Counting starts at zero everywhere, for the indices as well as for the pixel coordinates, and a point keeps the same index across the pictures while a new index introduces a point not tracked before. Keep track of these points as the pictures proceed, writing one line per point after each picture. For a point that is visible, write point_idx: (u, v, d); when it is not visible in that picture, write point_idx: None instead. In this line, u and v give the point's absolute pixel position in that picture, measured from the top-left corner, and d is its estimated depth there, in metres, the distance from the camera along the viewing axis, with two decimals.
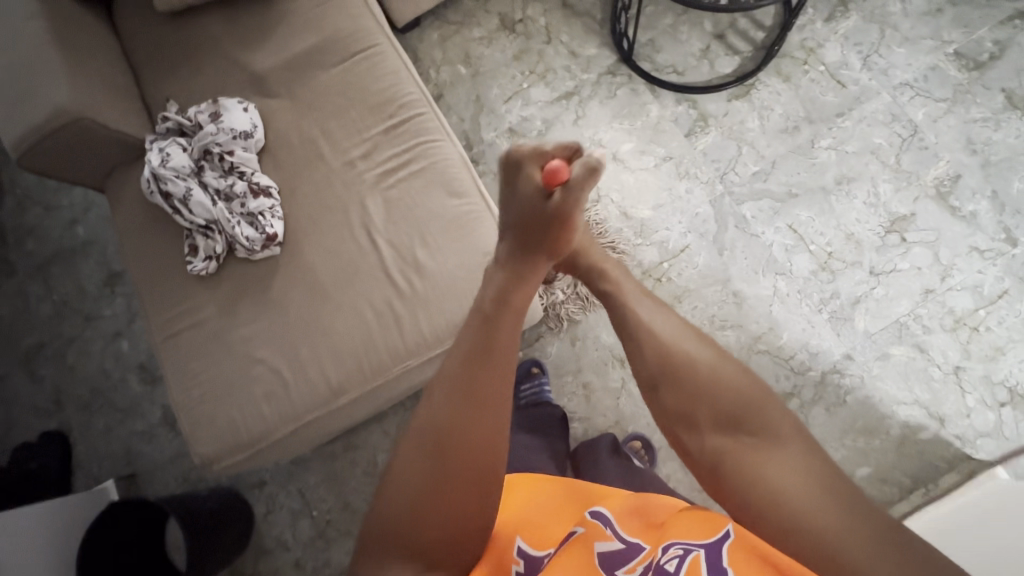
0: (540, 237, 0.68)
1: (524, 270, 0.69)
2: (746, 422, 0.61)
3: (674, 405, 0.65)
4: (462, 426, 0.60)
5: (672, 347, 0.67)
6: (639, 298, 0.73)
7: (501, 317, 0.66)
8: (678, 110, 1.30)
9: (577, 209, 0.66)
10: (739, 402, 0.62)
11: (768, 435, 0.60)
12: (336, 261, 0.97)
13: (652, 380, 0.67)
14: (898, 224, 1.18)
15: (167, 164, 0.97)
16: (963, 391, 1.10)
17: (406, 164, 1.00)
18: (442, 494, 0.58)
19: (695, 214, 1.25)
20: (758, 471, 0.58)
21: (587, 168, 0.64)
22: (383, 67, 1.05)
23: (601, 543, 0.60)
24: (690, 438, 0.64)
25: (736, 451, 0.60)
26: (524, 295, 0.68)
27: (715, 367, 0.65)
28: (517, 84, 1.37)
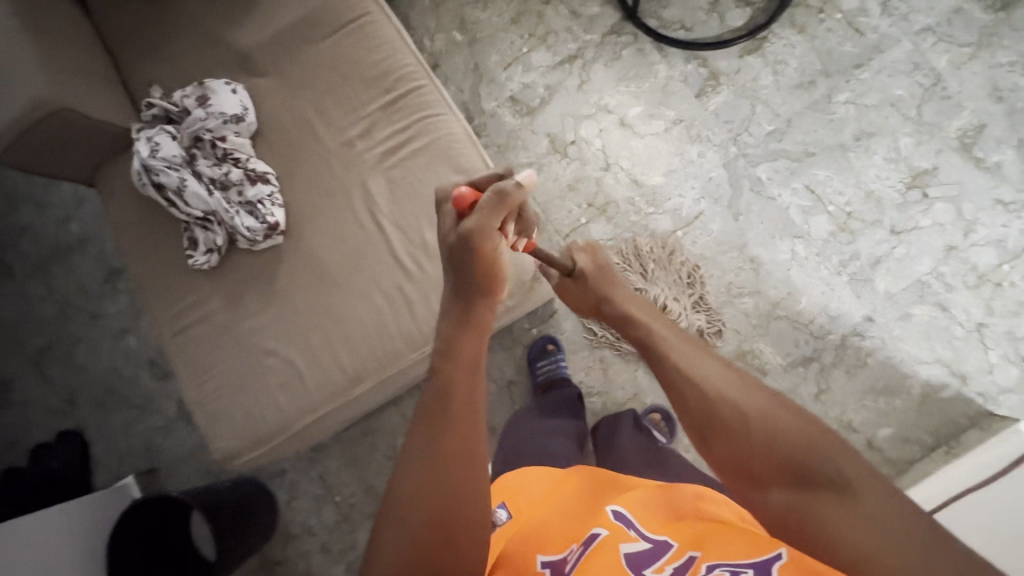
0: (470, 273, 0.63)
1: (465, 316, 0.64)
2: (819, 472, 0.48)
3: (722, 453, 0.54)
4: (444, 454, 0.55)
5: (715, 391, 0.57)
6: (677, 341, 0.64)
7: (452, 371, 0.60)
8: (687, 70, 1.24)
9: (488, 237, 0.60)
10: (804, 447, 0.50)
11: (854, 492, 0.46)
12: (342, 246, 0.94)
13: (696, 430, 0.57)
14: (919, 179, 1.14)
15: (158, 154, 0.91)
16: (986, 347, 1.09)
17: (408, 141, 0.95)
18: (428, 552, 0.50)
19: (707, 179, 1.20)
20: (843, 536, 0.44)
21: (490, 193, 0.59)
22: (377, 37, 0.98)
23: (625, 544, 0.56)
24: (750, 493, 0.51)
25: (809, 507, 0.47)
26: (471, 350, 0.62)
27: (767, 409, 0.54)
28: (517, 49, 1.30)
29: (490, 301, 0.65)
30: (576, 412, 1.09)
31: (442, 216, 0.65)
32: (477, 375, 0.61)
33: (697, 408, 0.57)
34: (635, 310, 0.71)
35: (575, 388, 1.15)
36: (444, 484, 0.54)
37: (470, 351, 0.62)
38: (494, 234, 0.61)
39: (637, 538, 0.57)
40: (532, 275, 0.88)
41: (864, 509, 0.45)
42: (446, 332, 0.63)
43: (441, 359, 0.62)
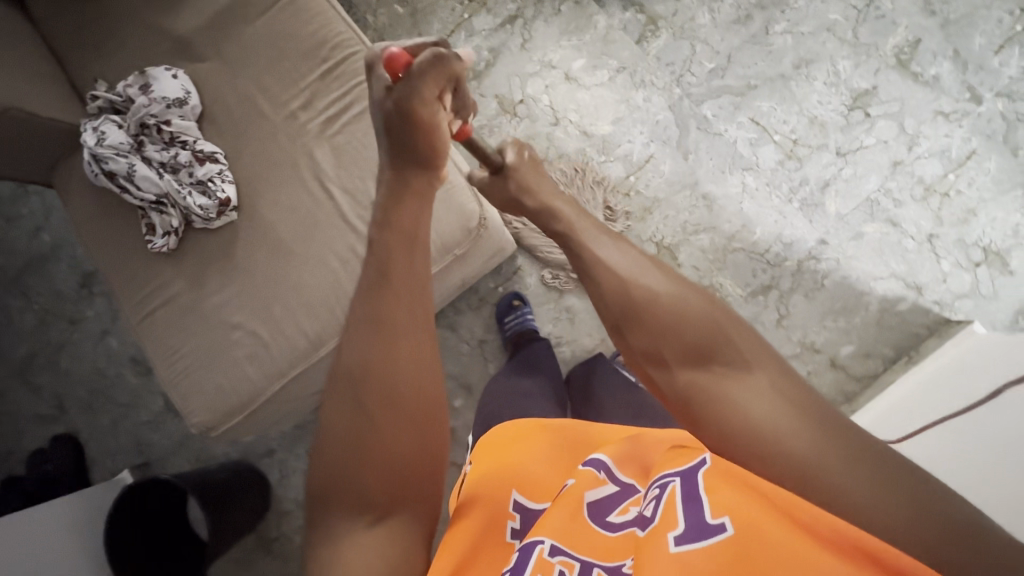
0: (406, 141, 0.62)
1: (401, 184, 0.63)
2: (723, 353, 0.49)
3: (636, 342, 0.53)
4: (383, 309, 0.55)
5: (625, 279, 0.56)
6: (593, 234, 0.62)
7: (388, 242, 0.59)
8: (626, 17, 1.25)
9: (427, 105, 0.61)
10: (715, 331, 0.50)
11: (755, 371, 0.47)
12: (294, 216, 0.97)
13: (612, 321, 0.56)
14: (860, 100, 1.15)
15: (105, 143, 0.94)
16: (938, 257, 1.11)
17: (349, 107, 0.98)
18: (380, 406, 0.51)
19: (655, 122, 1.22)
20: (745, 416, 0.44)
21: (427, 53, 0.58)
22: (309, 9, 1.01)
23: (589, 492, 0.52)
24: (656, 374, 0.51)
25: (714, 387, 0.47)
26: (410, 218, 0.61)
27: (676, 291, 0.53)
28: (458, 16, 1.33)
29: (429, 177, 0.66)
30: (546, 359, 1.11)
31: (373, 77, 0.62)
32: (418, 251, 0.60)
33: (614, 298, 0.55)
34: (560, 204, 0.68)
35: (544, 340, 1.17)
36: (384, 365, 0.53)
37: (407, 215, 0.61)
38: (429, 102, 0.61)
39: (603, 483, 0.53)
40: (479, 223, 0.92)
41: (765, 390, 0.45)
42: (384, 203, 0.62)
43: (379, 226, 0.60)
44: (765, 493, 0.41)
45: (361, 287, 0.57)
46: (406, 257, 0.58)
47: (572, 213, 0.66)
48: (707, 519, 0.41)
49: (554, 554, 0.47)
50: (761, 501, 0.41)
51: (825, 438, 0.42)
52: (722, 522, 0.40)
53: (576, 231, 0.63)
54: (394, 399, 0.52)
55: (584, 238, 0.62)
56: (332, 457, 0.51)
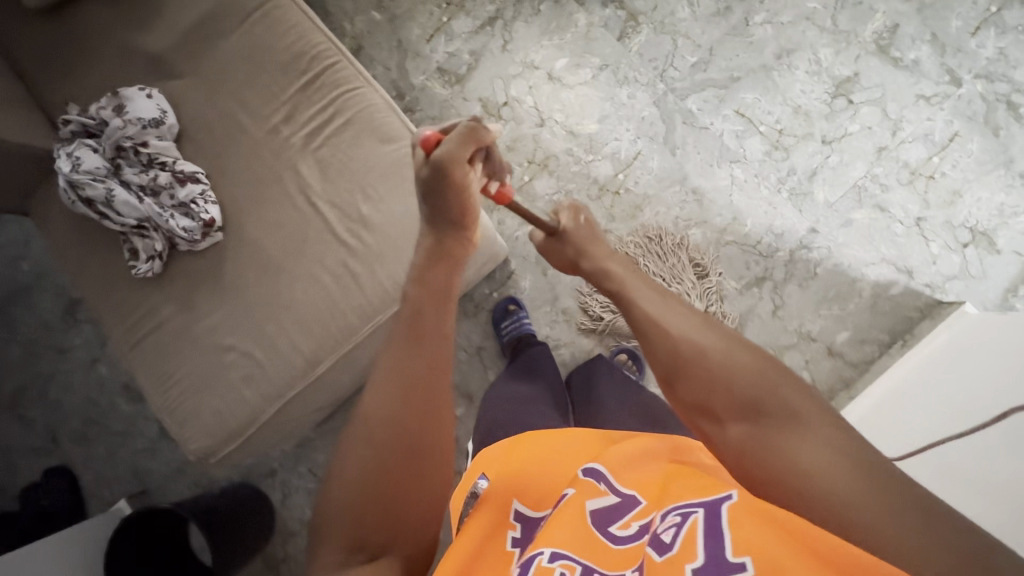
0: (443, 209, 0.62)
1: (437, 250, 0.62)
2: (778, 409, 0.44)
3: (686, 394, 0.48)
4: (406, 365, 0.53)
5: (670, 330, 0.52)
6: (641, 289, 0.60)
7: (417, 300, 0.58)
8: (606, 14, 1.25)
9: (459, 167, 0.58)
10: (772, 385, 0.45)
11: (815, 429, 0.42)
12: (282, 234, 0.95)
13: (661, 373, 0.51)
14: (843, 87, 1.16)
15: (80, 169, 0.91)
16: (927, 240, 1.12)
17: (331, 120, 0.96)
18: (392, 461, 0.49)
19: (641, 119, 1.22)
20: (807, 479, 0.39)
21: (464, 127, 0.58)
22: (284, 21, 0.99)
23: (592, 501, 0.51)
24: (707, 430, 0.47)
25: (770, 445, 0.42)
26: (442, 276, 0.61)
27: (725, 344, 0.49)
28: (437, 20, 1.31)
29: (461, 236, 0.65)
30: (546, 360, 1.10)
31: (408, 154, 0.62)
32: (449, 305, 0.59)
33: (660, 350, 0.51)
34: (612, 264, 0.66)
35: (543, 343, 1.16)
36: (409, 400, 0.52)
37: (440, 282, 0.60)
38: (464, 165, 0.59)
39: (605, 493, 0.52)
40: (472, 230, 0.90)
41: (829, 451, 0.40)
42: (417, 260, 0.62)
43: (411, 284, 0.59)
44: (794, 528, 0.37)
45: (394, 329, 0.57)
46: (439, 311, 0.57)
47: (625, 272, 0.63)
48: (726, 555, 0.39)
49: (554, 559, 0.45)
50: (795, 546, 0.37)
51: (906, 513, 0.35)
52: (743, 562, 0.38)
53: (623, 287, 0.61)
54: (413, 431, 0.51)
55: (630, 292, 0.59)
56: (340, 490, 0.49)
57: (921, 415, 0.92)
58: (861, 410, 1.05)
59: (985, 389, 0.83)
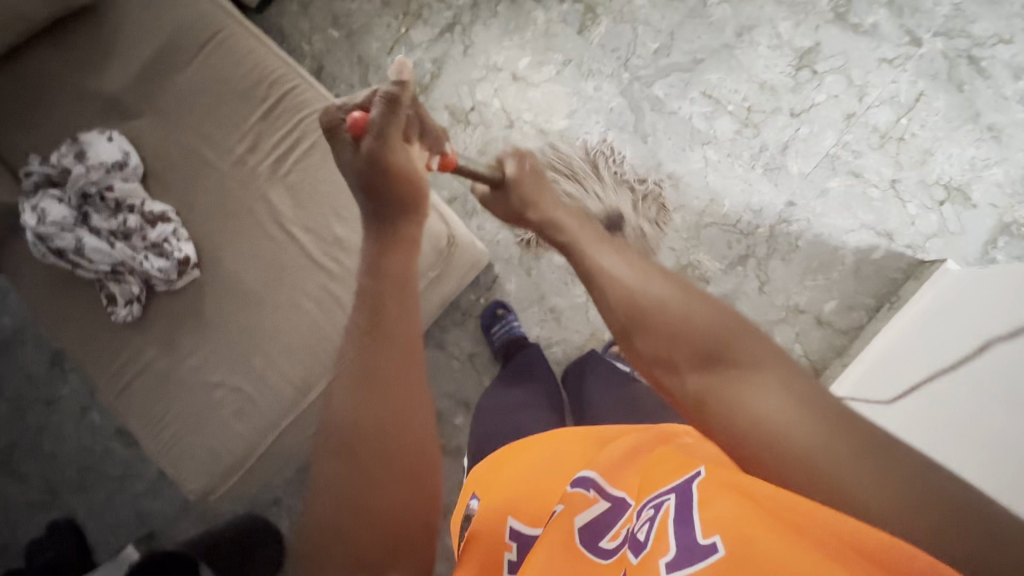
0: (388, 194, 0.59)
1: (388, 235, 0.59)
2: (732, 354, 0.45)
3: (644, 347, 0.50)
4: (374, 356, 0.51)
5: (630, 288, 0.53)
6: (596, 246, 0.61)
7: (381, 291, 0.55)
8: (564, 9, 1.24)
9: (393, 150, 0.58)
10: (724, 333, 0.47)
11: (765, 371, 0.44)
12: (258, 263, 0.94)
13: (620, 328, 0.53)
14: (806, 58, 1.16)
15: (47, 220, 0.90)
16: (903, 201, 1.12)
17: (297, 144, 0.95)
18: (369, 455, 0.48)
19: (609, 110, 1.21)
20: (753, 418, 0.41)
21: (382, 98, 0.57)
22: (239, 49, 0.98)
23: (580, 516, 0.52)
24: (665, 380, 0.48)
25: (722, 388, 0.44)
26: (401, 262, 0.58)
27: (684, 299, 0.50)
28: (395, 31, 1.31)
29: (412, 220, 0.61)
30: (539, 362, 1.10)
31: (335, 145, 0.60)
32: (406, 322, 0.54)
33: (618, 306, 0.53)
34: (563, 216, 0.68)
35: (533, 344, 1.16)
36: (379, 444, 0.49)
37: (399, 265, 0.57)
38: (399, 146, 0.58)
39: (594, 503, 0.53)
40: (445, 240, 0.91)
41: (774, 389, 0.42)
42: (371, 252, 0.58)
43: (369, 273, 0.57)
44: (766, 504, 0.38)
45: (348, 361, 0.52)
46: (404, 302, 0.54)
47: (577, 228, 0.65)
48: (697, 540, 0.39)
49: None
50: (768, 520, 0.37)
51: (842, 444, 0.38)
52: (714, 542, 0.38)
53: (581, 249, 0.62)
54: (390, 475, 0.48)
55: (590, 255, 0.60)
56: (325, 502, 0.48)
57: (921, 375, 0.92)
58: (860, 372, 1.05)
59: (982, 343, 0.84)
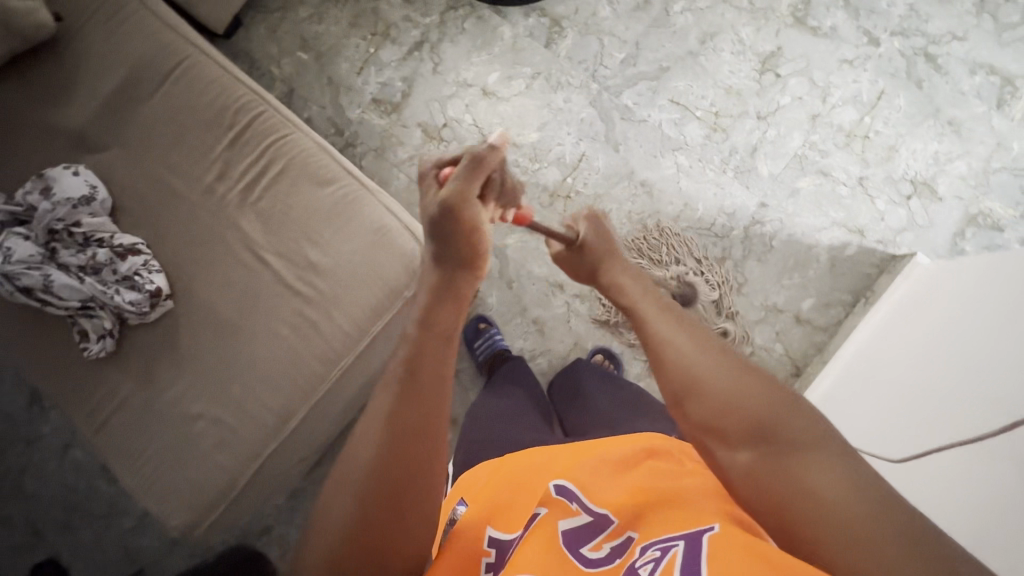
0: (452, 245, 0.57)
1: (444, 285, 0.57)
2: (791, 435, 0.43)
3: (696, 414, 0.48)
4: (403, 408, 0.49)
5: (687, 354, 0.50)
6: (650, 305, 0.58)
7: (422, 343, 0.53)
8: (530, 24, 1.26)
9: (468, 207, 0.56)
10: (783, 410, 0.44)
11: (827, 457, 0.41)
12: (232, 292, 0.93)
13: (671, 392, 0.50)
14: (769, 62, 1.19)
15: (12, 259, 0.88)
16: (872, 198, 1.14)
17: (265, 169, 0.95)
18: (380, 508, 0.47)
19: (580, 121, 1.23)
20: (810, 508, 0.40)
21: (469, 157, 0.55)
22: (204, 78, 0.99)
23: (563, 523, 0.51)
24: (714, 450, 0.46)
25: (778, 471, 0.42)
26: (448, 319, 0.55)
27: (745, 371, 0.48)
28: (364, 52, 1.32)
29: (473, 279, 0.59)
30: (522, 372, 1.09)
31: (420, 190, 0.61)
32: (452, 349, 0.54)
33: (672, 370, 0.50)
34: (623, 277, 0.63)
35: (518, 356, 1.16)
36: (397, 462, 0.48)
37: (446, 323, 0.55)
38: (476, 208, 0.57)
39: (577, 514, 0.52)
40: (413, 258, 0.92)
41: (833, 477, 0.40)
42: (425, 300, 0.56)
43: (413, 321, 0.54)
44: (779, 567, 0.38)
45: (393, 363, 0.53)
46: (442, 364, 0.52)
47: (629, 283, 0.62)
48: None
49: None
50: None
51: (902, 550, 0.36)
52: None
53: (631, 304, 0.59)
54: (398, 489, 0.47)
55: (640, 311, 0.57)
56: (322, 533, 0.47)
57: (895, 374, 0.92)
58: (840, 369, 1.07)
59: (952, 337, 0.85)
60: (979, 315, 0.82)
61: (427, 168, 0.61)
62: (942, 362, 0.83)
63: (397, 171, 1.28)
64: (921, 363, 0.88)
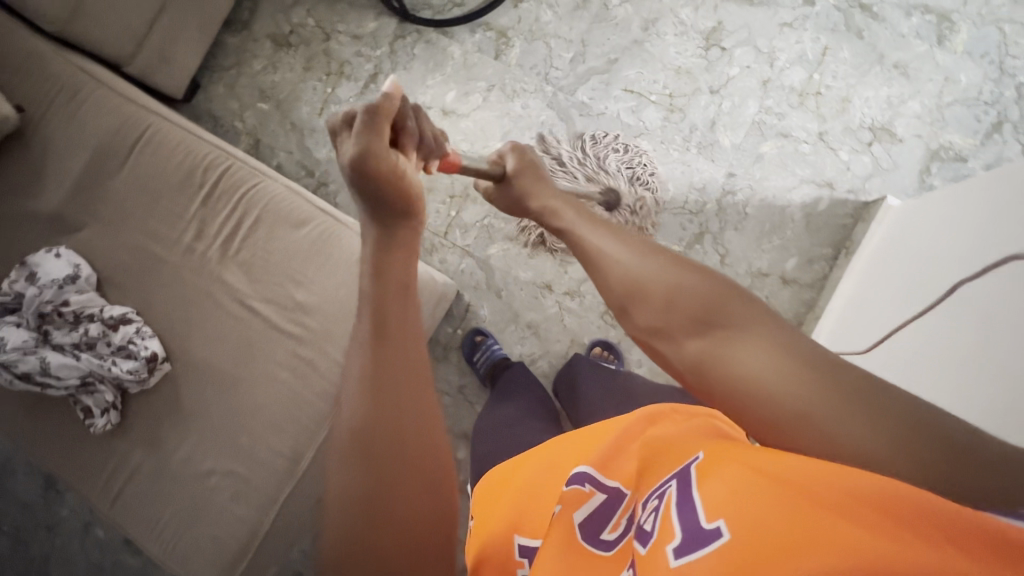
0: (383, 198, 0.60)
1: (387, 237, 0.60)
2: (727, 319, 0.45)
3: (639, 319, 0.51)
4: (380, 354, 0.49)
5: (625, 264, 0.54)
6: (589, 232, 0.61)
7: (384, 292, 0.54)
8: (477, 39, 1.29)
9: (381, 155, 0.58)
10: (714, 296, 0.47)
11: (760, 332, 0.43)
12: (226, 344, 0.95)
13: (617, 302, 0.53)
14: (713, 37, 1.22)
15: (7, 347, 0.89)
16: (835, 150, 1.17)
17: (240, 221, 0.97)
18: (381, 458, 0.45)
19: (541, 124, 1.25)
20: (755, 375, 0.41)
21: (365, 110, 0.57)
22: (168, 142, 1.01)
23: (578, 513, 0.51)
24: (662, 348, 0.49)
25: (721, 350, 0.44)
26: (401, 266, 0.57)
27: (678, 269, 0.50)
28: (322, 92, 1.35)
29: (413, 226, 0.63)
30: (526, 377, 1.11)
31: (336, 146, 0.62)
32: (414, 343, 0.52)
33: (613, 282, 0.54)
34: (558, 204, 0.69)
35: (518, 362, 1.17)
36: (384, 406, 0.47)
37: (401, 268, 0.57)
38: (385, 156, 0.58)
39: (591, 497, 0.52)
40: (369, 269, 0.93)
41: (769, 342, 0.42)
42: (374, 253, 0.58)
43: (371, 276, 0.56)
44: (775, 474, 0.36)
45: (355, 370, 0.49)
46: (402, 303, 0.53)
47: (566, 211, 0.67)
48: (701, 524, 0.37)
49: None
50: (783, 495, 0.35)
51: (845, 391, 0.37)
52: (717, 527, 0.36)
53: (579, 233, 0.63)
54: (392, 428, 0.46)
55: (583, 238, 0.61)
56: (334, 505, 0.45)
57: (889, 310, 0.93)
58: (834, 322, 1.08)
59: (934, 269, 0.87)
60: (959, 245, 0.83)
61: (336, 120, 0.61)
62: (940, 282, 0.83)
63: None
64: (906, 295, 0.91)
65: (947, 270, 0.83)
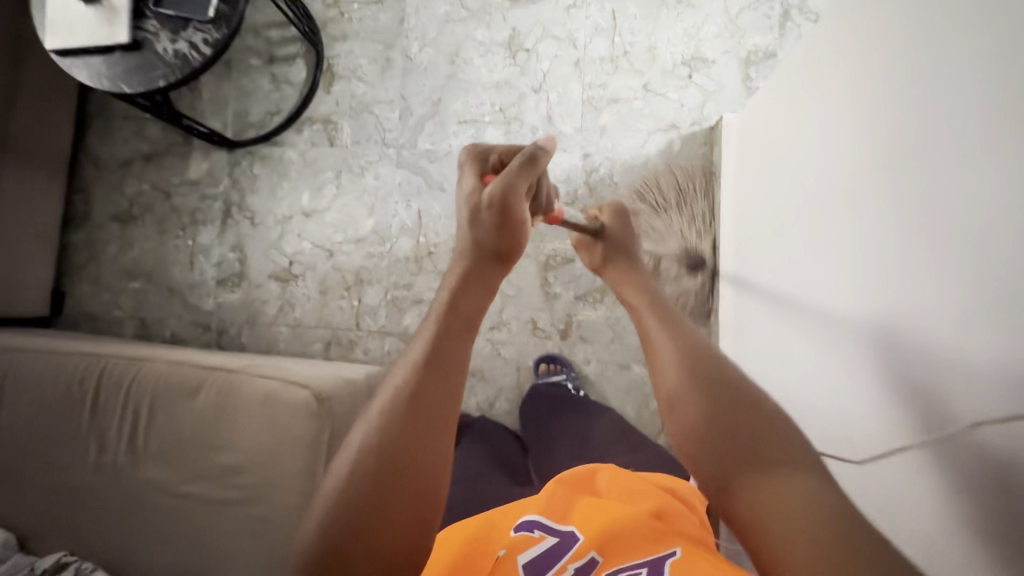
0: (485, 239, 0.59)
1: (471, 272, 0.57)
2: (765, 451, 0.44)
3: (682, 419, 0.50)
4: (433, 392, 0.49)
5: (683, 360, 0.53)
6: (646, 324, 0.60)
7: (445, 325, 0.53)
8: (307, 136, 1.30)
9: (518, 203, 0.59)
10: (764, 425, 0.46)
11: (794, 479, 0.42)
12: (174, 541, 0.90)
13: (667, 395, 0.53)
14: (514, 44, 1.26)
15: None
16: (663, 94, 1.22)
17: (137, 415, 0.93)
18: (388, 495, 0.44)
19: (400, 185, 1.26)
20: (767, 521, 0.40)
21: (522, 156, 0.58)
22: (36, 371, 0.97)
23: (522, 555, 0.56)
24: (696, 451, 0.48)
25: (749, 476, 0.43)
26: (475, 305, 0.55)
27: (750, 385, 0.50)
28: (185, 247, 1.32)
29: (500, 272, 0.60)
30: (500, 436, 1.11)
31: (464, 176, 0.64)
32: (458, 393, 0.50)
33: (669, 373, 0.53)
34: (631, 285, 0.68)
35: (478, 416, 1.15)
36: (413, 440, 0.46)
37: (473, 309, 0.55)
38: (518, 201, 0.59)
39: (539, 541, 0.58)
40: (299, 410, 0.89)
41: (792, 489, 0.41)
42: (455, 278, 0.57)
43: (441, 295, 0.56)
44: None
45: (393, 393, 0.49)
46: (461, 347, 0.52)
47: (633, 293, 0.66)
48: None
49: None
50: None
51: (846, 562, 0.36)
52: None
53: (641, 317, 0.61)
54: (407, 469, 0.45)
55: (644, 329, 0.59)
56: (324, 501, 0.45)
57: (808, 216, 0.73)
58: (757, 210, 0.95)
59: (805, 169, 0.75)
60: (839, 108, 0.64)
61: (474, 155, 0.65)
62: (836, 231, 0.64)
63: (277, 327, 1.28)
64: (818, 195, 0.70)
65: (886, 203, 0.53)
